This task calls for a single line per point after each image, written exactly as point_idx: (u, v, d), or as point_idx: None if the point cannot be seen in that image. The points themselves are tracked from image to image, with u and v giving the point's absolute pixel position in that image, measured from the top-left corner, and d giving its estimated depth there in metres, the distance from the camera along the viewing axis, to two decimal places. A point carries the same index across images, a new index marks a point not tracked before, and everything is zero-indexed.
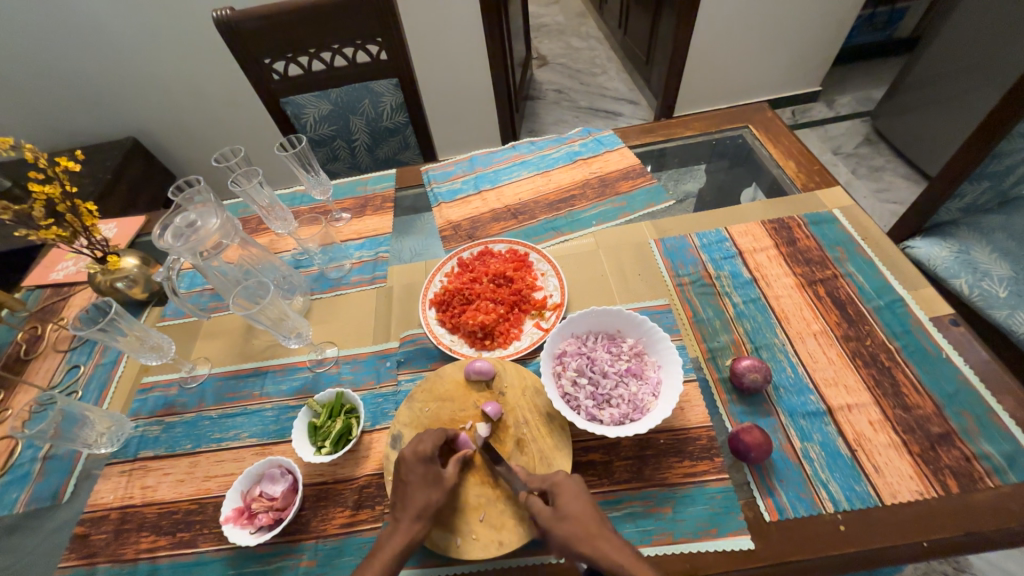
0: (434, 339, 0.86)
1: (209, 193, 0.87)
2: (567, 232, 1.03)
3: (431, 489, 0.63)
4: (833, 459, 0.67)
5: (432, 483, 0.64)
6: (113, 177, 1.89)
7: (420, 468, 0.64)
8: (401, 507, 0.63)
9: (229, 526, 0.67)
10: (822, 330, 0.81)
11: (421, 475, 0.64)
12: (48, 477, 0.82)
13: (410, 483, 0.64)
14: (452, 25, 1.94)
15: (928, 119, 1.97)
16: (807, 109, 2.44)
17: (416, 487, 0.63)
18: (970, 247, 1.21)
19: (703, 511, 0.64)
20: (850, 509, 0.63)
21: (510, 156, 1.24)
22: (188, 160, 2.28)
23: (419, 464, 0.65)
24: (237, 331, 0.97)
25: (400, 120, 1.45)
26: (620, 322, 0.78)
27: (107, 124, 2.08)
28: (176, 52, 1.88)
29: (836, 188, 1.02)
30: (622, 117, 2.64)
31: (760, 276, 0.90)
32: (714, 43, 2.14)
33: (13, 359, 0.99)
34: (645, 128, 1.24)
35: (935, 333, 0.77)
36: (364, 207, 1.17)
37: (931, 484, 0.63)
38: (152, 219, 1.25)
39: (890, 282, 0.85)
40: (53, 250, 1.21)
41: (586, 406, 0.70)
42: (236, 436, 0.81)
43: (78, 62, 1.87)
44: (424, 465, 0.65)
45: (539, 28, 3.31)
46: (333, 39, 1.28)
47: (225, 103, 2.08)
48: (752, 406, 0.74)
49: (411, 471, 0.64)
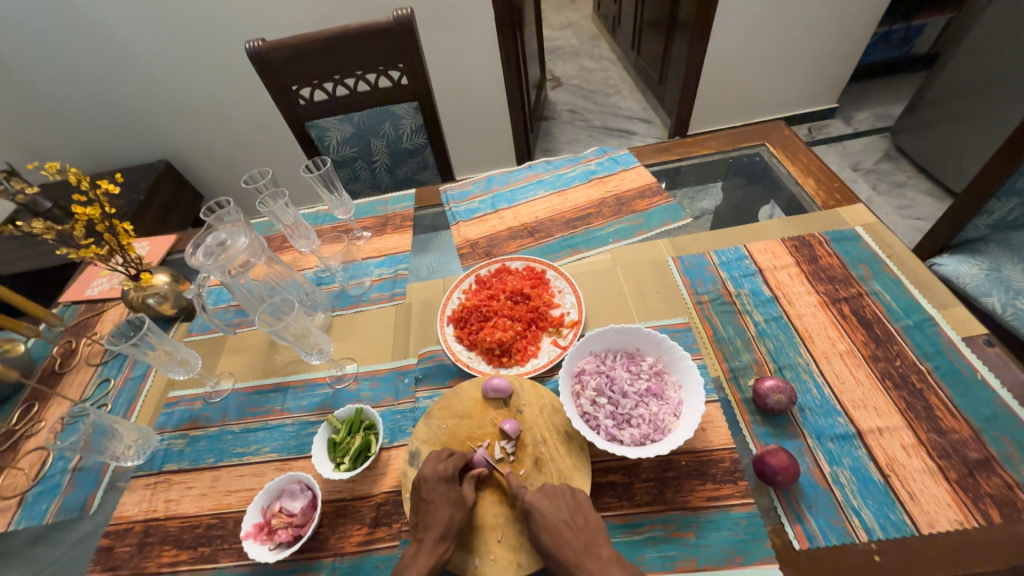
0: (451, 356, 0.87)
1: (240, 215, 0.92)
2: (584, 250, 1.04)
3: (454, 509, 0.63)
4: (865, 485, 0.65)
5: (455, 502, 0.64)
6: (146, 198, 1.98)
7: (442, 489, 0.64)
8: (423, 526, 0.63)
9: (249, 542, 0.68)
10: (849, 350, 0.79)
11: (443, 495, 0.64)
12: (76, 488, 0.84)
13: (433, 501, 0.63)
14: (470, 50, 2.00)
15: (950, 135, 1.94)
16: (824, 125, 2.43)
17: (440, 505, 0.63)
18: (1000, 265, 1.18)
19: (727, 537, 0.62)
20: (884, 538, 0.60)
21: (526, 175, 1.26)
22: (216, 181, 2.37)
23: (441, 483, 0.65)
24: (260, 346, 1.00)
25: (419, 141, 1.49)
26: (639, 340, 0.78)
27: (142, 147, 2.18)
28: (209, 78, 1.98)
29: (858, 205, 1.00)
30: (636, 136, 2.66)
31: (782, 294, 0.89)
32: (727, 62, 2.16)
33: (48, 372, 1.03)
34: (661, 146, 1.25)
35: (969, 354, 0.75)
36: (383, 226, 1.20)
37: (971, 513, 0.60)
38: (182, 237, 1.30)
39: (918, 300, 0.83)
40: (89, 267, 1.26)
41: (606, 426, 0.69)
42: (257, 451, 0.82)
43: (119, 90, 1.99)
44: (445, 485, 0.65)
45: (554, 51, 3.40)
46: (357, 66, 1.33)
47: (253, 126, 2.18)
48: (777, 427, 0.72)
49: (433, 492, 0.64)
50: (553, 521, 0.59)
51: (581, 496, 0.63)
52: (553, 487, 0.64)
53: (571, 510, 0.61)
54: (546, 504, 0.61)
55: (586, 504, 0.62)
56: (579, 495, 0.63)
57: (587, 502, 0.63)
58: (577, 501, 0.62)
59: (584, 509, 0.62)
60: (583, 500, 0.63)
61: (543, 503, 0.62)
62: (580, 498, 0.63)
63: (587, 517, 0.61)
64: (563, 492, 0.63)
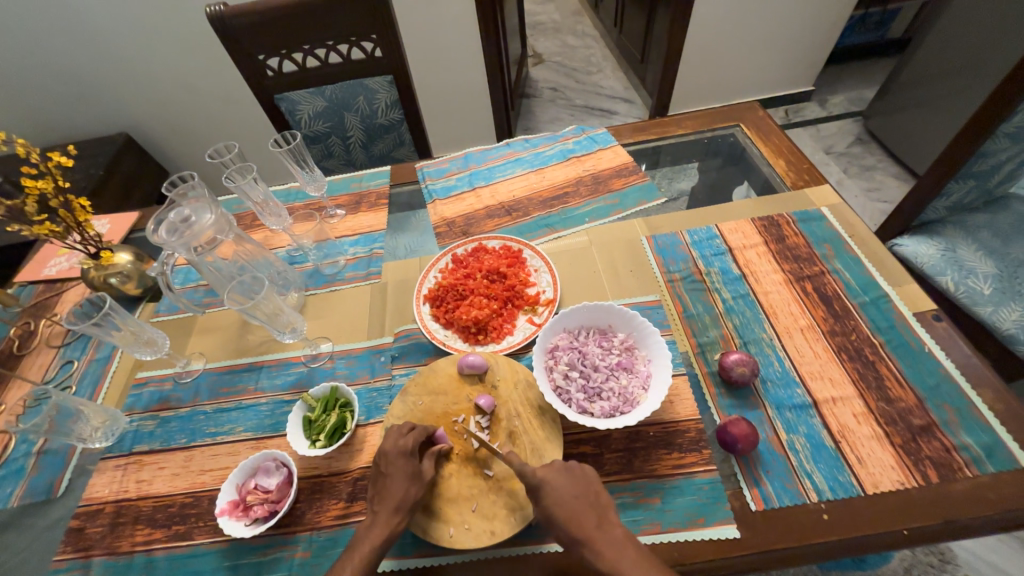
0: (428, 334, 0.87)
1: (203, 189, 0.88)
2: (561, 229, 1.04)
3: (410, 483, 0.64)
4: (817, 451, 0.69)
5: (411, 477, 0.65)
6: (105, 173, 1.88)
7: (400, 463, 0.65)
8: (380, 500, 0.64)
9: (225, 519, 0.68)
10: (809, 325, 0.82)
11: (401, 469, 0.65)
12: (42, 471, 0.82)
13: (390, 475, 0.65)
14: (448, 22, 1.94)
15: (918, 119, 1.99)
16: (800, 108, 2.47)
17: (396, 480, 0.64)
18: (956, 245, 1.23)
19: (690, 502, 0.66)
20: (833, 499, 0.64)
21: (504, 153, 1.25)
22: (181, 156, 2.27)
23: (399, 457, 0.66)
24: (232, 326, 0.98)
25: (395, 117, 1.45)
26: (612, 317, 0.80)
27: (99, 119, 2.06)
28: (168, 45, 1.87)
29: (825, 186, 1.03)
30: (617, 116, 2.65)
31: (749, 272, 0.91)
32: (708, 41, 2.15)
33: (6, 355, 0.99)
34: (638, 126, 1.25)
35: (918, 329, 0.79)
36: (358, 204, 1.18)
37: (911, 474, 0.65)
38: (146, 214, 1.25)
39: (875, 278, 0.87)
40: (46, 245, 1.20)
41: (577, 399, 0.71)
42: (231, 430, 0.82)
43: (70, 57, 1.85)
44: (404, 459, 0.66)
45: (536, 26, 3.32)
46: (327, 36, 1.28)
47: (219, 99, 2.07)
48: (739, 399, 0.76)
49: (392, 465, 0.65)
50: (565, 497, 0.60)
51: (588, 470, 0.64)
52: (564, 463, 0.64)
53: (582, 485, 0.62)
54: (558, 478, 0.62)
55: (594, 479, 0.64)
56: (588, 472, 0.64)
57: (593, 475, 0.64)
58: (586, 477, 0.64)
59: (593, 484, 0.63)
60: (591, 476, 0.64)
61: (556, 478, 0.62)
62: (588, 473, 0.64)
63: (597, 491, 0.62)
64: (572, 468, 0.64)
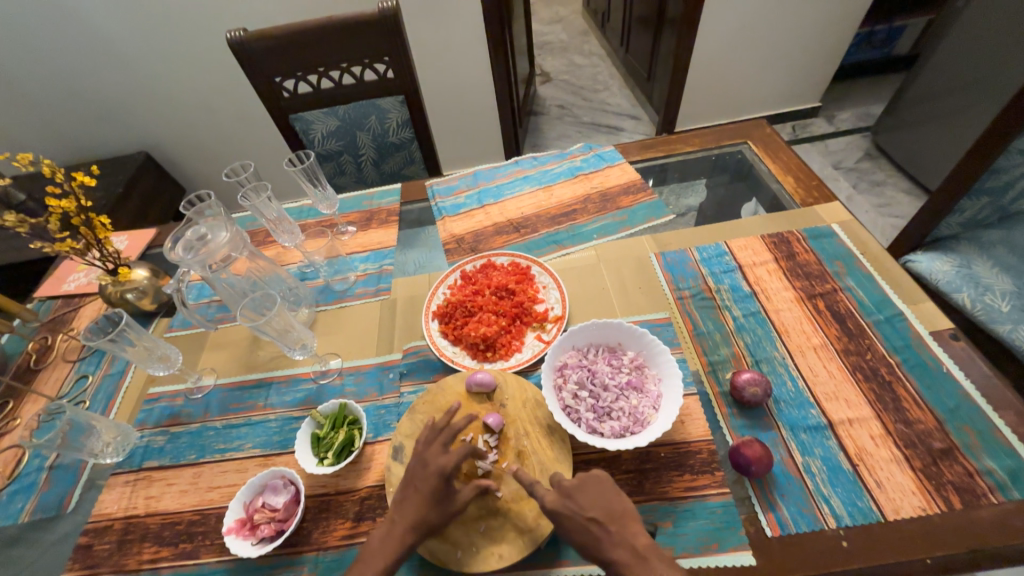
0: (436, 351, 0.87)
1: (220, 208, 0.91)
2: (569, 246, 1.05)
3: (431, 506, 0.62)
4: (834, 474, 0.67)
5: (437, 501, 0.63)
6: (125, 190, 1.94)
7: (422, 479, 0.64)
8: (399, 510, 0.63)
9: (231, 538, 0.68)
10: (822, 344, 0.81)
11: (422, 486, 0.63)
12: (54, 486, 0.83)
13: (417, 490, 0.63)
14: (458, 44, 1.99)
15: (927, 134, 1.98)
16: (807, 124, 2.47)
17: (421, 499, 0.63)
18: (971, 262, 1.22)
19: (704, 526, 0.64)
20: (852, 525, 0.62)
21: (512, 171, 1.26)
22: (198, 174, 2.33)
23: (423, 472, 0.64)
24: (243, 342, 0.99)
25: (405, 135, 1.48)
26: (621, 335, 0.79)
27: (120, 138, 2.13)
28: (189, 67, 1.94)
29: (834, 203, 1.03)
30: (623, 132, 2.68)
31: (760, 290, 0.91)
32: (714, 59, 2.18)
33: (24, 369, 1.01)
34: (646, 143, 1.26)
35: (936, 348, 0.78)
36: (369, 221, 1.19)
37: (934, 500, 0.63)
38: (162, 231, 1.28)
39: (889, 296, 0.85)
40: (66, 261, 1.24)
41: (587, 419, 0.70)
42: (239, 447, 0.82)
43: (96, 79, 1.93)
44: (425, 474, 0.64)
45: (543, 46, 3.39)
46: (342, 58, 1.32)
47: (236, 118, 2.14)
48: (752, 419, 0.74)
49: (416, 479, 0.64)
50: (577, 523, 0.58)
51: (604, 481, 0.62)
52: (577, 480, 0.62)
53: (598, 501, 0.60)
54: (568, 505, 0.59)
55: (611, 490, 0.61)
56: (604, 480, 0.62)
57: (612, 486, 0.61)
58: (604, 487, 0.61)
59: (611, 496, 0.60)
60: (609, 486, 0.61)
61: (566, 505, 0.59)
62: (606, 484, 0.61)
63: (615, 505, 0.59)
64: (588, 481, 0.61)
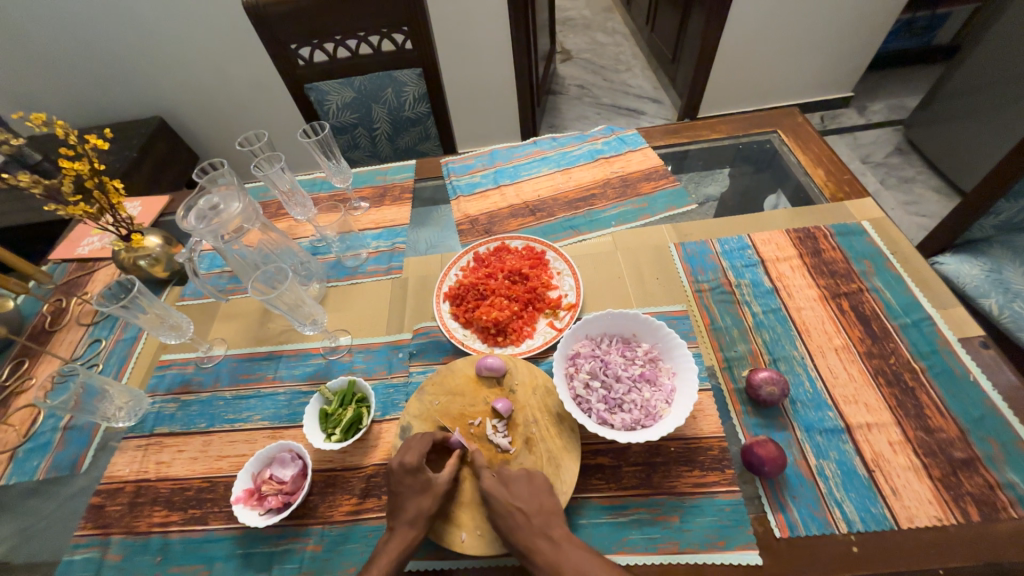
0: (446, 333, 0.86)
1: (233, 176, 0.89)
2: (586, 231, 1.02)
3: (421, 497, 0.63)
4: (849, 478, 0.66)
5: (422, 492, 0.64)
6: (139, 155, 1.93)
7: (409, 479, 0.64)
8: (393, 515, 0.63)
9: (240, 507, 0.68)
10: (845, 346, 0.79)
11: (410, 487, 0.64)
12: (68, 446, 0.84)
13: (401, 493, 0.64)
14: (478, 17, 1.92)
15: (963, 132, 1.90)
16: (837, 114, 2.38)
17: (408, 497, 0.63)
18: (1002, 267, 1.17)
19: (711, 523, 0.63)
20: (864, 531, 0.61)
21: (530, 151, 1.23)
22: (211, 141, 2.31)
23: (407, 474, 0.64)
24: (253, 314, 0.99)
25: (422, 110, 1.44)
26: (636, 326, 0.77)
27: (134, 103, 2.11)
28: (202, 31, 1.89)
29: (867, 199, 0.98)
30: (644, 116, 2.60)
31: (782, 286, 0.88)
32: (745, 41, 2.08)
33: (39, 330, 1.02)
34: (670, 128, 1.21)
35: (964, 356, 0.75)
36: (382, 197, 1.17)
37: (951, 511, 0.62)
38: (175, 198, 1.27)
39: (918, 299, 0.82)
40: (80, 225, 1.24)
41: (597, 409, 0.69)
42: (248, 418, 0.82)
43: (107, 39, 1.89)
44: (411, 475, 0.64)
45: (565, 22, 3.27)
46: (358, 26, 1.27)
47: (249, 86, 2.10)
48: (767, 418, 0.73)
49: (399, 482, 0.64)
50: (506, 507, 0.61)
51: (538, 479, 0.65)
52: (507, 471, 0.65)
53: (526, 494, 0.63)
54: (500, 491, 0.62)
55: (541, 488, 0.64)
56: (536, 480, 0.65)
57: (541, 484, 0.64)
58: (534, 484, 0.64)
59: (540, 493, 0.63)
60: (539, 484, 0.64)
61: (498, 489, 0.63)
62: (537, 481, 0.64)
63: (543, 502, 0.62)
64: (520, 476, 0.65)
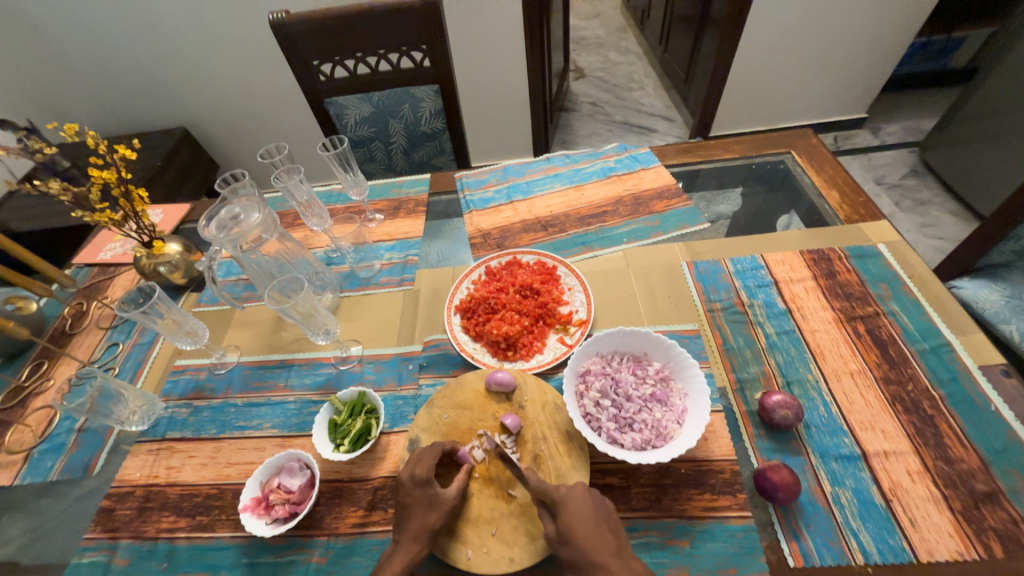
0: (456, 346, 0.87)
1: (254, 188, 0.90)
2: (597, 248, 1.02)
3: (427, 512, 0.63)
4: (866, 508, 0.64)
5: (428, 506, 0.63)
6: (162, 164, 1.99)
7: (417, 493, 0.64)
8: (399, 528, 0.63)
9: (247, 515, 0.68)
10: (860, 370, 0.77)
11: (418, 500, 0.63)
12: (81, 448, 0.85)
13: (408, 506, 0.63)
14: (494, 36, 1.97)
15: (981, 155, 1.88)
16: (851, 135, 2.37)
17: (414, 510, 0.63)
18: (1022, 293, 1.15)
19: (723, 549, 0.62)
20: (881, 563, 0.59)
21: (543, 167, 1.24)
22: (232, 151, 2.38)
23: (415, 487, 0.64)
24: (266, 322, 1.00)
25: (437, 125, 1.47)
26: (647, 344, 0.77)
27: (160, 114, 2.19)
28: (228, 46, 1.96)
29: (882, 222, 0.98)
30: (656, 134, 2.62)
31: (796, 308, 0.87)
32: (758, 61, 2.10)
33: (58, 333, 1.04)
34: (683, 147, 1.22)
35: (985, 384, 0.73)
36: (397, 209, 1.19)
37: (973, 546, 0.60)
38: (196, 207, 1.30)
39: (936, 325, 0.81)
40: (102, 230, 1.27)
41: (608, 428, 0.68)
42: (258, 426, 0.83)
43: (137, 53, 1.97)
44: (420, 488, 0.64)
45: (578, 41, 3.33)
46: (379, 44, 1.31)
47: (270, 99, 2.17)
48: (780, 443, 0.71)
49: (408, 495, 0.64)
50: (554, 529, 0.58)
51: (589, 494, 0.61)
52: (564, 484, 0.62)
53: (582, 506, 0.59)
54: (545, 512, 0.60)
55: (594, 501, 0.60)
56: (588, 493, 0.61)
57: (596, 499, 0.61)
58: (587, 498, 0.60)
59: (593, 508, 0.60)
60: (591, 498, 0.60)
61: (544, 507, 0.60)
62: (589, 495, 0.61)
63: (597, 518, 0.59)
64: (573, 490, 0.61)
